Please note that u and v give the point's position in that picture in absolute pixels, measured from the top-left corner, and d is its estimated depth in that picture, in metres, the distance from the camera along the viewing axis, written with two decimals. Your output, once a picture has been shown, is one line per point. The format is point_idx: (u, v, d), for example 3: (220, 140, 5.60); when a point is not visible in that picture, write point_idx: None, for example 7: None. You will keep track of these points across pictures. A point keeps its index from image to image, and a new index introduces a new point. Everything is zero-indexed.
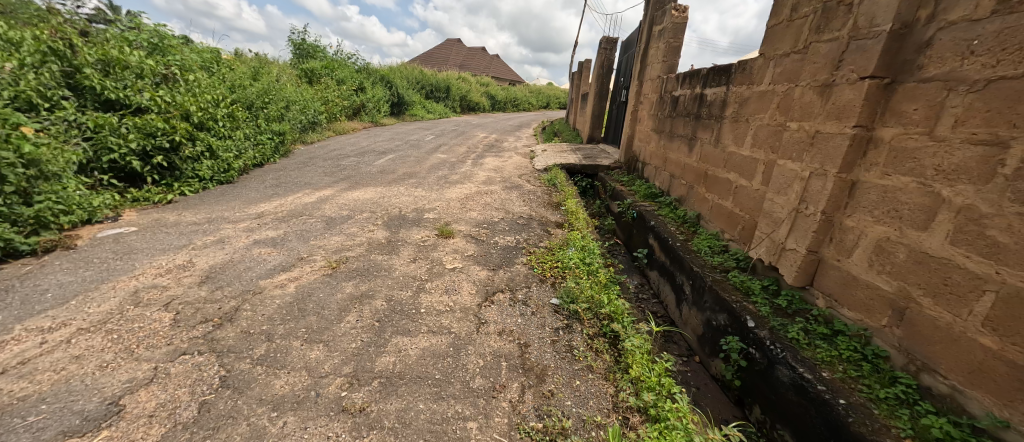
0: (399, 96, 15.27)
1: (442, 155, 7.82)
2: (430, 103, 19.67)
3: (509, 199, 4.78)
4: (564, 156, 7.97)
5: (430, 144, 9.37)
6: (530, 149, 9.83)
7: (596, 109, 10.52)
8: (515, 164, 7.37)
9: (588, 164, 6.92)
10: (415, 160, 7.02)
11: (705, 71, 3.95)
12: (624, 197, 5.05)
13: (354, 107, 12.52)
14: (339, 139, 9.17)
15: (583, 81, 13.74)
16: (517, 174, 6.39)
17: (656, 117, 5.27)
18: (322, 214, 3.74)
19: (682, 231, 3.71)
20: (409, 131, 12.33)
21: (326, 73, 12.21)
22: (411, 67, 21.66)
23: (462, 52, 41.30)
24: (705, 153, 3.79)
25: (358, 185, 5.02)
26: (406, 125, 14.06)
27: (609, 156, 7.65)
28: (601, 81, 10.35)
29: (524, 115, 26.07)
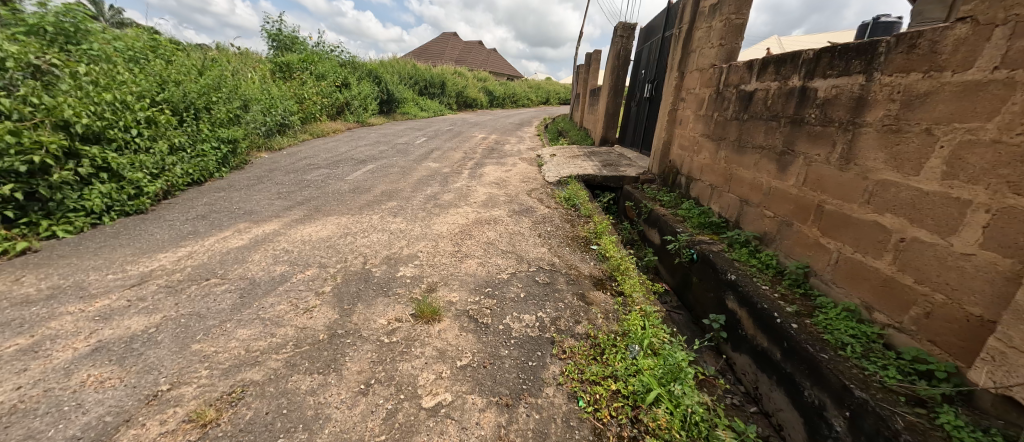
0: (389, 93, 13.92)
1: (432, 164, 6.54)
2: (423, 100, 18.30)
3: (519, 233, 3.53)
4: (578, 163, 6.70)
5: (420, 149, 8.07)
6: (536, 153, 8.53)
7: (610, 107, 9.23)
8: (520, 175, 6.10)
9: (611, 176, 5.66)
10: (400, 172, 5.75)
11: (810, 55, 2.70)
12: (671, 227, 3.81)
13: (337, 106, 11.20)
14: (313, 145, 7.86)
15: (592, 76, 12.39)
16: (525, 190, 5.13)
17: (710, 120, 4.03)
18: (243, 274, 2.48)
19: (782, 294, 2.50)
20: (398, 133, 11.01)
21: (303, 66, 10.83)
22: (403, 61, 20.21)
23: (458, 46, 39.82)
24: (816, 177, 2.55)
25: (317, 214, 3.76)
26: (396, 125, 12.72)
27: (633, 164, 6.39)
28: (616, 75, 9.04)
29: (524, 113, 24.69)
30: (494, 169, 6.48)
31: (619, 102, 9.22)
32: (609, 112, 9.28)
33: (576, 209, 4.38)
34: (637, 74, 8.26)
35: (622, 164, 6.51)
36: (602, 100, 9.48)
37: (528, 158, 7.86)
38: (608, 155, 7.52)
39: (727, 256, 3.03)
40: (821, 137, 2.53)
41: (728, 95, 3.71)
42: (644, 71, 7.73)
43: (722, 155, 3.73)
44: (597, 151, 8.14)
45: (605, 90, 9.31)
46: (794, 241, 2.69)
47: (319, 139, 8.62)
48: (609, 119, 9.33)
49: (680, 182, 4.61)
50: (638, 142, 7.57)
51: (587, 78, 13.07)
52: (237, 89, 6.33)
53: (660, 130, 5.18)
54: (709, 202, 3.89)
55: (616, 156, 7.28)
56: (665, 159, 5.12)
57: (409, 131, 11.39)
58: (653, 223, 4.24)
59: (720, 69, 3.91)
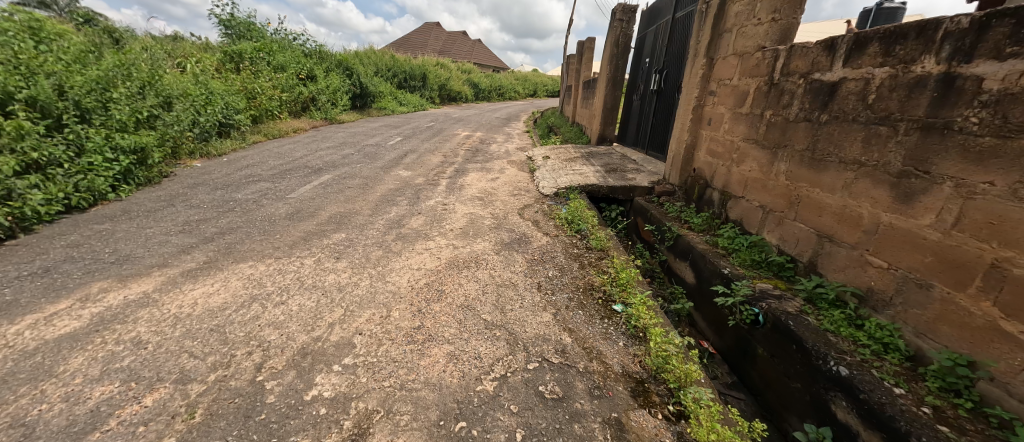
0: (362, 86, 12.66)
1: (404, 172, 5.46)
2: (403, 94, 17.03)
3: (511, 284, 2.52)
4: (578, 169, 5.69)
5: (392, 152, 6.95)
6: (526, 155, 7.49)
7: (609, 101, 8.22)
8: (510, 185, 5.08)
9: (620, 187, 4.67)
10: (361, 185, 4.67)
11: (959, 24, 1.73)
12: (714, 266, 2.84)
13: (301, 101, 9.95)
14: (265, 149, 6.69)
15: (585, 67, 11.35)
16: (516, 209, 4.11)
17: (759, 120, 3.06)
18: (28, 407, 1.42)
19: (937, 410, 1.54)
20: (370, 131, 9.82)
21: (259, 56, 9.55)
22: (380, 52, 18.86)
23: (441, 37, 38.28)
24: (985, 219, 1.60)
25: (226, 259, 2.68)
26: (370, 121, 11.52)
27: (643, 171, 5.42)
28: (615, 65, 8.02)
29: (511, 106, 23.56)
30: (477, 177, 5.45)
31: (619, 96, 8.22)
32: (607, 107, 8.27)
33: (584, 238, 3.34)
34: (640, 65, 7.28)
35: (629, 170, 5.53)
36: (599, 94, 8.46)
37: (518, 162, 6.84)
38: (610, 158, 6.53)
39: (814, 325, 2.07)
40: (994, 155, 1.58)
41: (790, 88, 2.74)
42: (649, 61, 6.75)
43: (782, 170, 2.76)
44: (596, 152, 7.14)
45: (602, 83, 8.30)
46: (936, 313, 1.74)
47: (274, 141, 7.42)
48: (608, 115, 8.32)
49: (712, 199, 3.64)
50: (644, 143, 6.60)
51: (580, 70, 12.04)
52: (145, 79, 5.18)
53: (681, 132, 4.20)
54: (761, 230, 2.94)
55: (621, 160, 6.29)
56: (688, 168, 4.15)
57: (383, 130, 10.23)
58: (684, 256, 3.26)
59: (773, 53, 2.93)
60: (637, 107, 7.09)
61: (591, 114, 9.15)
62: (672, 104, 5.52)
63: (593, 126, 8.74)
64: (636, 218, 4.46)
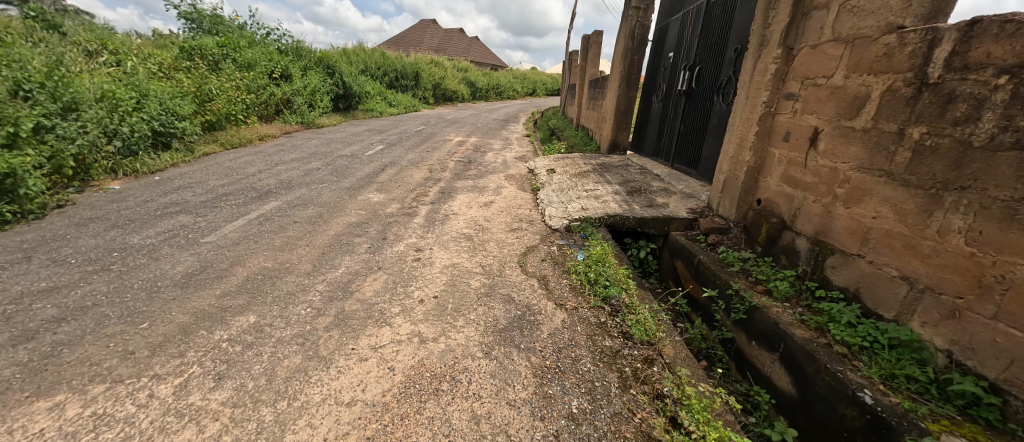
0: (345, 86, 11.53)
1: (375, 195, 4.36)
2: (393, 94, 15.87)
3: (507, 437, 1.44)
4: (592, 190, 4.59)
5: (367, 165, 5.84)
6: (527, 167, 6.40)
7: (622, 104, 7.11)
8: (507, 214, 3.99)
9: (651, 219, 3.57)
10: (312, 217, 3.57)
11: None
12: (835, 379, 1.76)
13: (271, 103, 8.83)
14: (214, 162, 5.58)
15: (591, 64, 10.22)
16: (516, 256, 3.02)
17: (895, 142, 1.96)
18: None
19: None
20: (350, 136, 8.69)
21: (223, 52, 8.43)
22: (369, 50, 17.69)
23: (437, 35, 37.10)
24: None
25: (28, 384, 1.60)
26: (353, 125, 10.40)
27: (675, 194, 4.32)
28: (629, 61, 6.90)
29: (509, 106, 22.44)
30: (467, 202, 4.35)
31: (634, 97, 7.11)
32: (620, 110, 7.15)
33: (616, 317, 2.25)
34: (661, 61, 6.19)
35: (657, 192, 4.43)
36: (611, 95, 7.35)
37: (518, 177, 5.74)
38: (628, 173, 5.43)
39: None
40: None
41: (971, 91, 1.65)
42: (674, 57, 5.66)
43: (955, 228, 1.68)
44: (611, 164, 6.04)
45: (615, 82, 7.18)
46: None
47: (231, 152, 6.32)
48: (621, 120, 7.22)
49: (796, 249, 2.55)
50: (670, 155, 5.51)
51: (585, 67, 10.90)
52: (35, 79, 4.10)
53: (739, 149, 3.11)
54: (905, 318, 1.85)
55: (642, 176, 5.19)
56: (749, 199, 3.05)
57: (366, 135, 9.14)
58: (770, 344, 2.17)
59: (926, 35, 1.84)
60: (659, 111, 6.00)
61: (600, 118, 8.06)
62: (712, 109, 4.45)
63: (603, 132, 7.64)
64: (677, 263, 3.36)
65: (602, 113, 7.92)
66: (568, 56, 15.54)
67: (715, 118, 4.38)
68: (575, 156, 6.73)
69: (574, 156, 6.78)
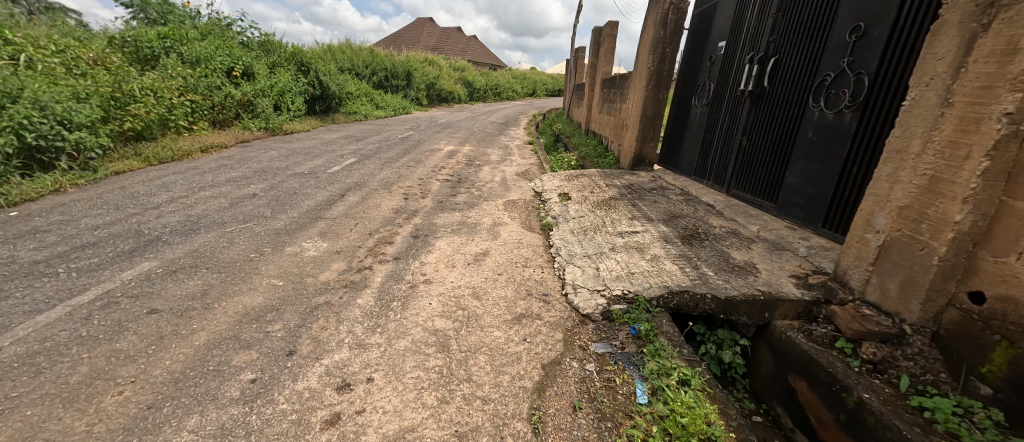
0: (321, 86, 10.13)
1: (313, 244, 2.98)
2: (381, 95, 14.49)
3: None
4: (629, 233, 3.21)
5: (324, 188, 4.46)
6: (533, 190, 5.02)
7: (650, 108, 5.74)
8: (508, 281, 2.60)
9: (745, 300, 2.18)
10: (187, 298, 2.18)
11: None
12: None
13: (226, 106, 7.44)
14: (116, 187, 4.20)
15: (603, 61, 8.83)
16: (524, 395, 1.64)
17: None
18: None
19: None
20: (321, 145, 7.31)
21: (164, 45, 7.04)
22: (356, 47, 16.28)
23: (434, 33, 35.82)
24: None
25: None
26: (328, 131, 9.03)
27: (755, 244, 2.94)
28: (659, 55, 5.52)
29: (509, 108, 21.02)
30: (449, 254, 2.96)
31: (663, 100, 5.74)
32: (647, 116, 5.78)
33: None
34: (705, 53, 4.85)
35: (726, 238, 3.04)
36: (634, 97, 5.97)
37: (520, 206, 4.35)
38: (670, 202, 4.05)
39: None
40: None
41: None
42: (726, 47, 4.33)
43: None
44: (641, 187, 4.66)
45: (640, 81, 5.79)
46: None
47: (154, 169, 4.95)
48: (647, 127, 5.84)
49: None
50: (724, 176, 4.17)
51: (596, 65, 9.51)
52: None
53: (929, 196, 1.71)
54: None
55: (691, 208, 3.82)
56: (952, 288, 1.68)
57: (341, 143, 7.77)
58: None
59: None
60: (705, 117, 4.66)
61: (619, 125, 6.70)
62: (806, 117, 3.12)
63: (624, 142, 6.27)
64: (798, 382, 1.95)
65: (622, 120, 6.56)
66: (574, 53, 14.13)
67: (812, 131, 3.05)
68: (592, 175, 5.34)
69: (592, 174, 5.39)
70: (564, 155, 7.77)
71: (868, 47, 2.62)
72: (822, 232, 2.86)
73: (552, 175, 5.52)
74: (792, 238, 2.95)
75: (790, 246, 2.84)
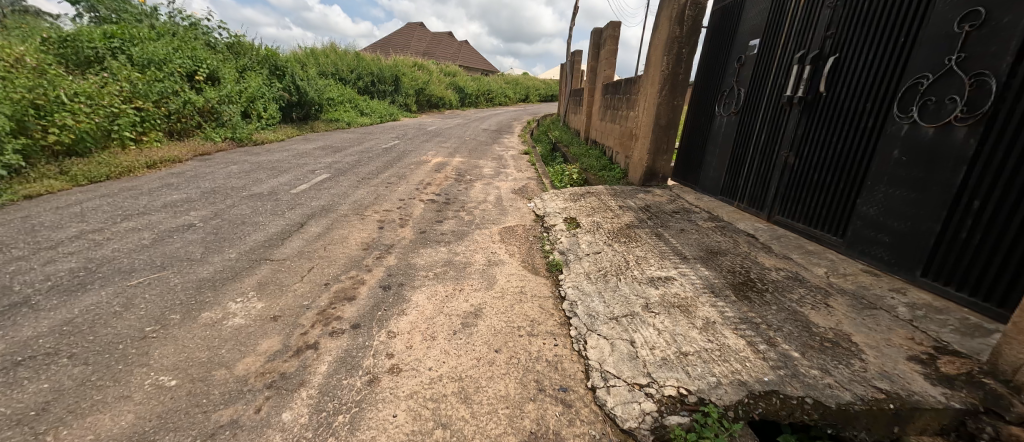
0: (298, 91, 9.33)
1: (244, 304, 2.20)
2: (367, 101, 13.72)
3: None
4: (663, 281, 2.48)
5: (281, 214, 3.68)
6: (534, 213, 4.29)
7: (664, 116, 5.06)
8: (509, 364, 1.85)
9: (868, 411, 1.44)
10: (8, 423, 1.39)
11: None
12: None
13: (185, 114, 6.63)
14: (17, 217, 3.38)
15: (604, 64, 8.16)
16: None
17: None
18: None
19: None
20: (293, 158, 6.53)
21: (110, 46, 6.21)
22: (340, 51, 15.50)
23: (424, 38, 35.19)
24: None
25: None
26: (306, 141, 8.24)
27: (833, 299, 2.23)
28: (675, 56, 4.83)
29: (502, 114, 20.36)
30: (429, 316, 2.20)
31: (679, 107, 5.05)
32: (661, 125, 5.09)
33: None
34: (732, 51, 4.17)
35: (792, 290, 2.33)
36: (645, 104, 5.28)
37: (520, 236, 3.61)
38: (702, 232, 3.34)
39: None
40: None
41: None
42: (763, 45, 3.65)
43: None
44: (662, 210, 3.96)
45: (653, 86, 5.10)
46: None
47: (79, 191, 4.13)
48: (661, 138, 5.15)
49: None
50: (764, 198, 3.49)
51: (596, 69, 8.85)
52: None
53: None
54: None
55: (730, 241, 3.11)
56: None
57: (317, 155, 6.98)
58: None
59: None
60: (735, 127, 3.98)
61: (626, 135, 6.03)
62: (888, 130, 2.43)
63: (633, 155, 5.58)
64: None
65: (630, 129, 5.88)
66: (570, 57, 13.49)
67: (897, 149, 2.38)
68: (601, 193, 4.62)
69: (600, 192, 4.68)
70: (564, 167, 7.08)
71: (993, 40, 1.96)
72: (922, 283, 2.18)
73: (554, 193, 4.80)
74: (880, 291, 2.25)
75: (883, 304, 2.14)
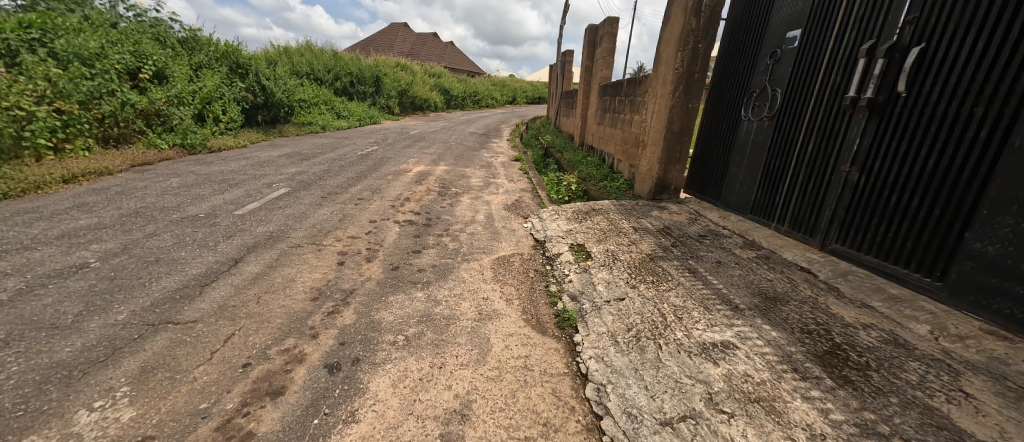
0: (264, 92, 8.44)
1: (102, 413, 1.43)
2: (345, 103, 12.87)
3: None
4: (721, 350, 1.79)
5: (214, 245, 2.90)
6: (532, 237, 3.58)
7: (677, 121, 4.43)
8: None
9: None
10: None
11: None
12: None
13: (122, 117, 5.76)
14: None
15: (601, 64, 7.52)
16: None
17: None
18: None
19: None
20: (251, 168, 5.69)
21: (28, 38, 5.30)
22: (316, 50, 14.57)
23: (408, 38, 34.31)
24: None
25: None
26: (271, 148, 7.38)
27: (966, 382, 1.58)
28: (691, 52, 4.20)
29: (489, 116, 19.65)
30: (391, 423, 1.47)
31: (694, 111, 4.43)
32: (673, 131, 4.45)
33: None
34: (762, 45, 3.57)
35: (905, 366, 1.67)
36: (654, 107, 4.65)
37: (517, 271, 2.91)
38: (744, 266, 2.69)
39: None
40: None
41: None
42: (808, 35, 3.05)
43: None
44: (686, 234, 3.30)
45: (664, 87, 4.47)
46: None
47: None
48: (674, 146, 4.52)
49: None
50: (813, 220, 2.89)
51: (592, 69, 8.22)
52: None
53: None
54: None
55: (785, 280, 2.46)
56: None
57: (281, 163, 6.15)
58: None
59: None
60: (769, 133, 3.38)
61: (631, 142, 5.39)
62: (1014, 143, 1.84)
63: (641, 165, 4.94)
64: None
65: (636, 135, 5.26)
66: (561, 57, 12.86)
67: None
68: (610, 211, 3.95)
69: (608, 210, 4.01)
70: (560, 177, 6.41)
71: None
72: None
73: (555, 211, 4.11)
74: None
75: None
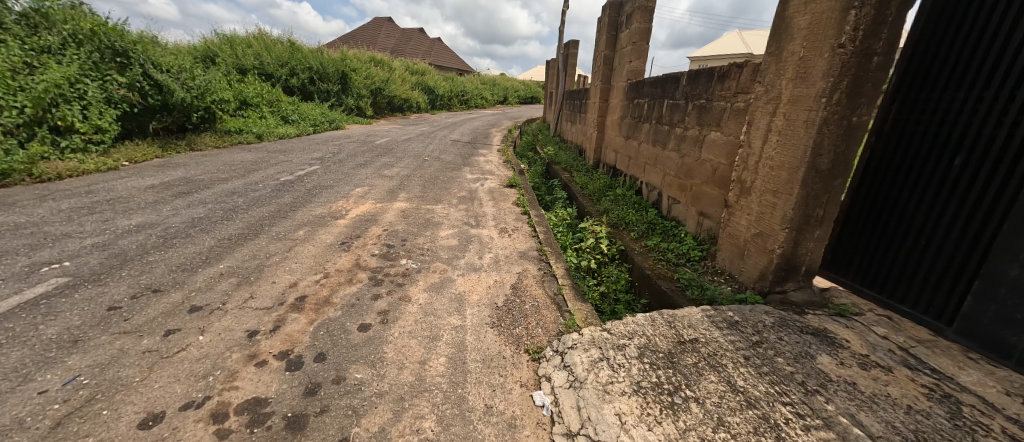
0: (158, 92, 6.10)
1: None
2: (300, 104, 10.55)
3: None
4: None
5: None
6: None
7: (829, 151, 2.26)
8: None
9: None
10: None
11: None
12: None
13: None
14: None
15: (629, 53, 5.33)
16: None
17: None
18: None
19: None
20: (66, 217, 3.39)
21: None
22: (268, 41, 12.20)
23: (391, 33, 31.89)
24: None
25: None
26: (155, 173, 5.12)
27: None
28: (876, 12, 2.01)
29: (478, 118, 17.41)
30: None
31: (862, 131, 2.26)
32: (820, 169, 2.29)
33: None
34: None
35: None
36: (772, 124, 2.49)
37: None
38: None
39: None
40: None
41: None
42: None
43: None
44: None
45: (799, 85, 2.30)
46: None
47: None
48: (817, 198, 2.35)
49: None
50: None
51: (612, 61, 6.04)
52: None
53: None
54: None
55: None
56: None
57: (138, 204, 3.87)
58: None
59: None
60: None
61: (708, 178, 3.22)
62: None
63: (736, 223, 2.76)
64: None
65: (717, 169, 3.09)
66: (563, 49, 10.66)
67: None
68: (726, 362, 1.77)
69: (721, 356, 1.81)
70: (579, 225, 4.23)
71: None
72: None
73: (598, 353, 1.89)
74: None
75: None
